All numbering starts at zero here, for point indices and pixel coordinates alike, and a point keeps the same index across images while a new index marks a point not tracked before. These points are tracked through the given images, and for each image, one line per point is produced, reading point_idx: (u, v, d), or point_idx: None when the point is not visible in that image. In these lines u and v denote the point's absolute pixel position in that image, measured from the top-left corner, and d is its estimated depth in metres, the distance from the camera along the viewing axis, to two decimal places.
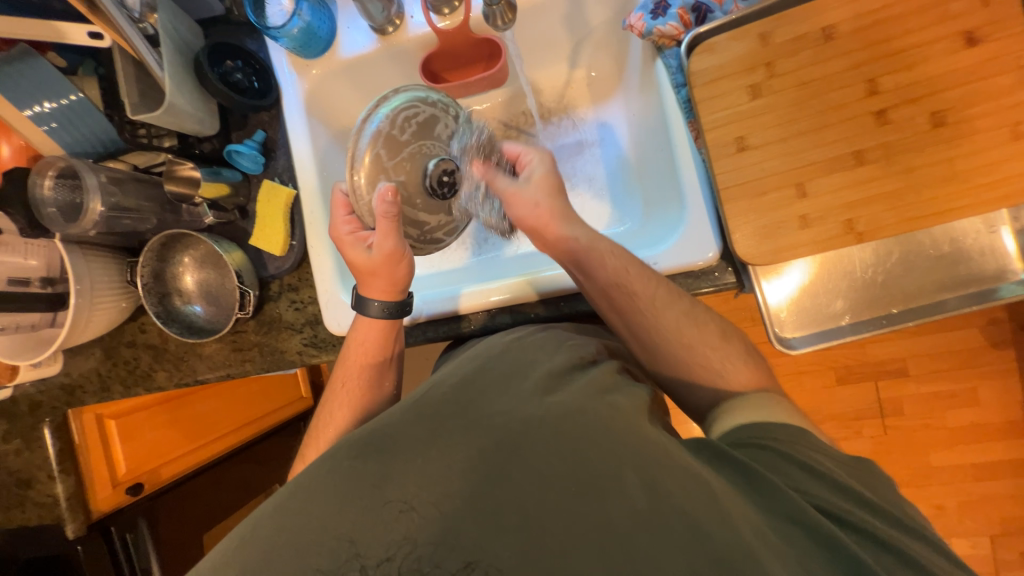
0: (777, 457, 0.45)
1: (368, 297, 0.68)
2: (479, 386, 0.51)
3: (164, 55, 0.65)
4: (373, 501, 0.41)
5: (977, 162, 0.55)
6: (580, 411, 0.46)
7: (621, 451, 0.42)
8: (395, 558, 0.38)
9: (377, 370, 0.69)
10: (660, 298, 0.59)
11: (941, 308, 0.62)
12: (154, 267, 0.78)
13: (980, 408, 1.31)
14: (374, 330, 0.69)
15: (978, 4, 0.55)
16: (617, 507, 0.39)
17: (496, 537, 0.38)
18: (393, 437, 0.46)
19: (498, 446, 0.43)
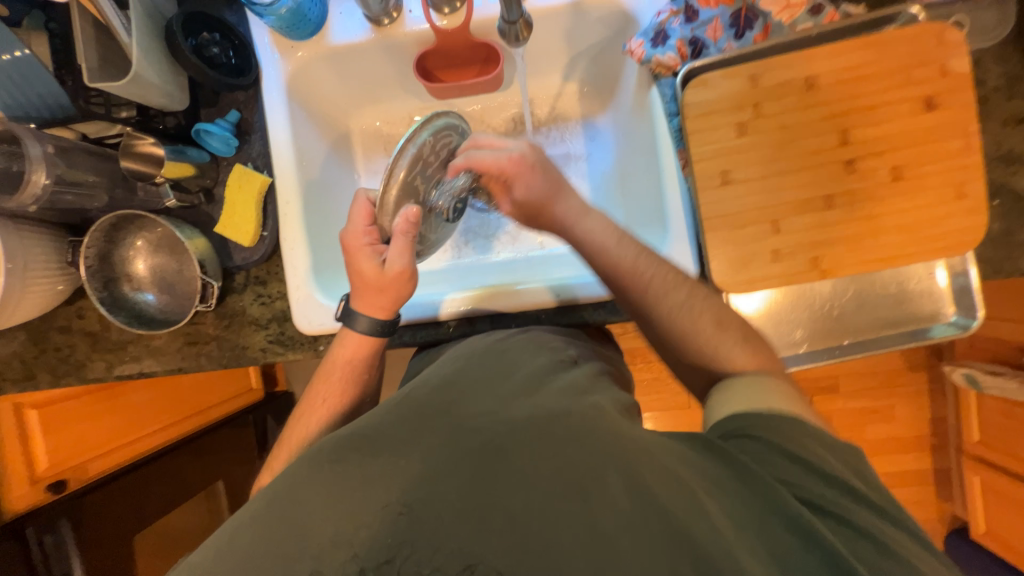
0: (766, 449, 0.45)
1: (359, 313, 0.64)
2: (466, 392, 0.51)
3: (133, 20, 0.59)
4: (360, 502, 0.40)
5: (927, 217, 0.62)
6: (564, 412, 0.47)
7: (606, 453, 0.42)
8: (396, 560, 0.37)
9: (360, 380, 0.66)
10: (669, 279, 0.59)
11: (883, 342, 0.69)
12: (100, 249, 0.70)
13: (897, 424, 1.46)
14: (357, 342, 0.65)
15: (938, 74, 0.60)
16: (603, 507, 0.40)
17: (489, 538, 0.38)
18: (372, 439, 0.45)
19: (483, 447, 0.43)
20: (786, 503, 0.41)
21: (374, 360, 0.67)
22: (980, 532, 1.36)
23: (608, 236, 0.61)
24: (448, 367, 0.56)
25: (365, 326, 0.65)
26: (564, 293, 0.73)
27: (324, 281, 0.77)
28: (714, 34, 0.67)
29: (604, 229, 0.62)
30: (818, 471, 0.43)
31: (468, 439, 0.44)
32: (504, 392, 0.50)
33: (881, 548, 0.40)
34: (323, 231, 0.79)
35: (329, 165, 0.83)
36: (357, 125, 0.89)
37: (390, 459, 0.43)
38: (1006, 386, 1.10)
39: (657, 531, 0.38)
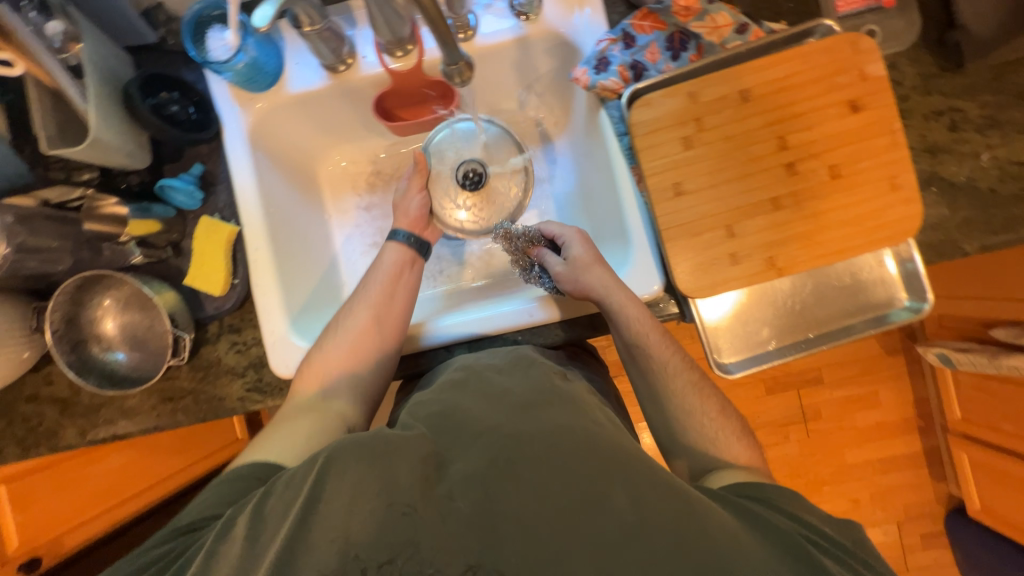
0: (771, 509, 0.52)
1: (399, 228, 0.79)
2: (478, 406, 0.54)
3: (89, 87, 0.61)
4: (378, 506, 0.44)
5: (868, 209, 0.66)
6: (571, 424, 0.50)
7: (612, 470, 0.46)
8: (397, 561, 0.42)
9: (397, 300, 0.74)
10: (674, 363, 0.67)
11: (848, 332, 0.72)
12: (66, 311, 0.69)
13: (883, 408, 1.49)
14: (398, 256, 0.77)
15: (859, 79, 0.65)
16: (609, 519, 0.43)
17: (499, 546, 0.43)
18: (391, 448, 0.48)
19: (495, 466, 0.47)
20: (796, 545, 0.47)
21: (407, 280, 0.77)
22: (977, 509, 1.37)
23: (639, 313, 0.65)
24: (463, 382, 0.59)
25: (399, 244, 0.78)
26: (537, 312, 0.74)
27: (300, 323, 0.76)
28: (653, 57, 0.71)
29: (634, 307, 0.66)
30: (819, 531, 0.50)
31: (479, 458, 0.48)
32: (513, 403, 0.53)
33: None
34: (295, 274, 0.79)
35: (298, 209, 0.84)
36: (323, 167, 0.91)
37: (405, 479, 0.46)
38: (977, 360, 1.13)
39: (658, 539, 0.42)
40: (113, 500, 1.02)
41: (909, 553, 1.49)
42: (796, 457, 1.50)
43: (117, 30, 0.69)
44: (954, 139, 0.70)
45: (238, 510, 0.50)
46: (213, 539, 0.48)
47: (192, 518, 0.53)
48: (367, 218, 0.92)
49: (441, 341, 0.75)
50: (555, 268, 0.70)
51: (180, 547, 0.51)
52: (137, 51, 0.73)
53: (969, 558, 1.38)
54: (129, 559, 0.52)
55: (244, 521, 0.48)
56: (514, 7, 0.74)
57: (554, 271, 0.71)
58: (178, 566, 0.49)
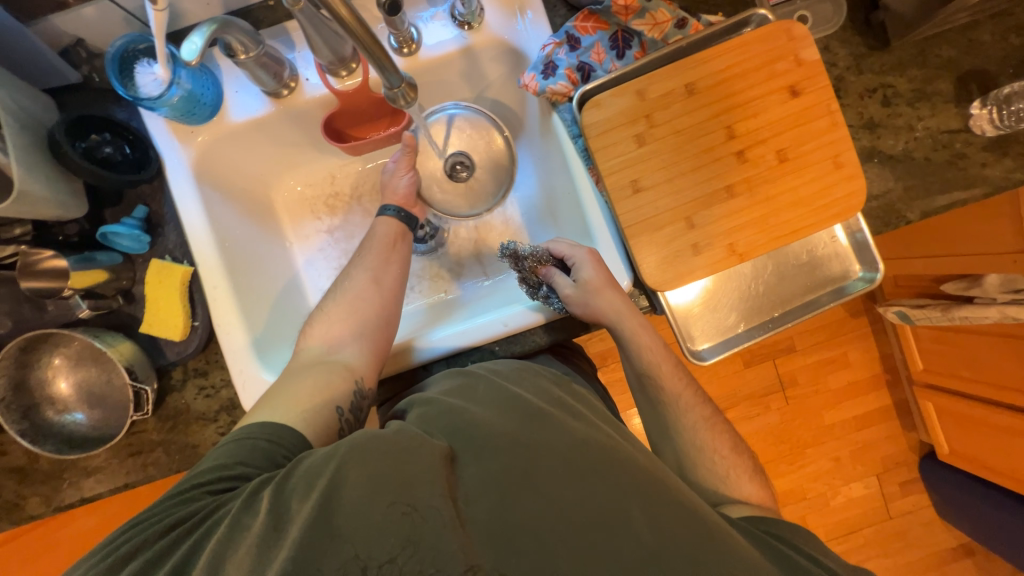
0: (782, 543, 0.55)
1: (389, 204, 0.79)
2: (503, 416, 0.53)
3: (8, 138, 0.57)
4: (394, 503, 0.43)
5: (817, 189, 0.68)
6: (591, 441, 0.51)
7: (631, 488, 0.47)
8: (397, 560, 0.41)
9: (393, 267, 0.74)
10: (680, 377, 0.70)
11: (810, 307, 0.75)
12: (12, 377, 0.65)
13: (853, 368, 1.56)
14: (391, 229, 0.77)
15: (795, 65, 0.68)
16: (626, 540, 0.43)
17: (505, 556, 0.42)
18: (412, 455, 0.46)
19: (516, 480, 0.46)
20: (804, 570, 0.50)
21: (401, 250, 0.77)
22: (947, 453, 1.46)
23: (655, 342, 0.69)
24: (487, 393, 0.57)
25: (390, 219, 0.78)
26: (512, 321, 0.74)
27: (269, 358, 0.74)
28: (599, 58, 0.71)
29: (648, 335, 0.68)
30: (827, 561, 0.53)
31: (501, 470, 0.47)
32: (536, 418, 0.53)
33: None
34: (260, 309, 0.77)
35: (255, 240, 0.81)
36: (279, 194, 0.89)
37: (423, 484, 0.44)
38: (932, 314, 1.19)
39: (671, 560, 0.43)
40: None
41: (891, 503, 1.56)
42: (778, 425, 1.55)
43: (30, 69, 0.65)
44: (889, 114, 0.74)
45: (262, 482, 0.49)
46: (239, 508, 0.47)
47: (214, 476, 0.51)
48: (329, 241, 0.90)
49: (426, 357, 0.74)
50: (564, 291, 0.68)
51: (201, 507, 0.49)
52: (59, 92, 0.69)
53: (945, 499, 1.46)
54: (142, 520, 0.49)
55: (268, 499, 0.47)
56: (456, 17, 0.73)
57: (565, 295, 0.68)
58: (200, 531, 0.47)
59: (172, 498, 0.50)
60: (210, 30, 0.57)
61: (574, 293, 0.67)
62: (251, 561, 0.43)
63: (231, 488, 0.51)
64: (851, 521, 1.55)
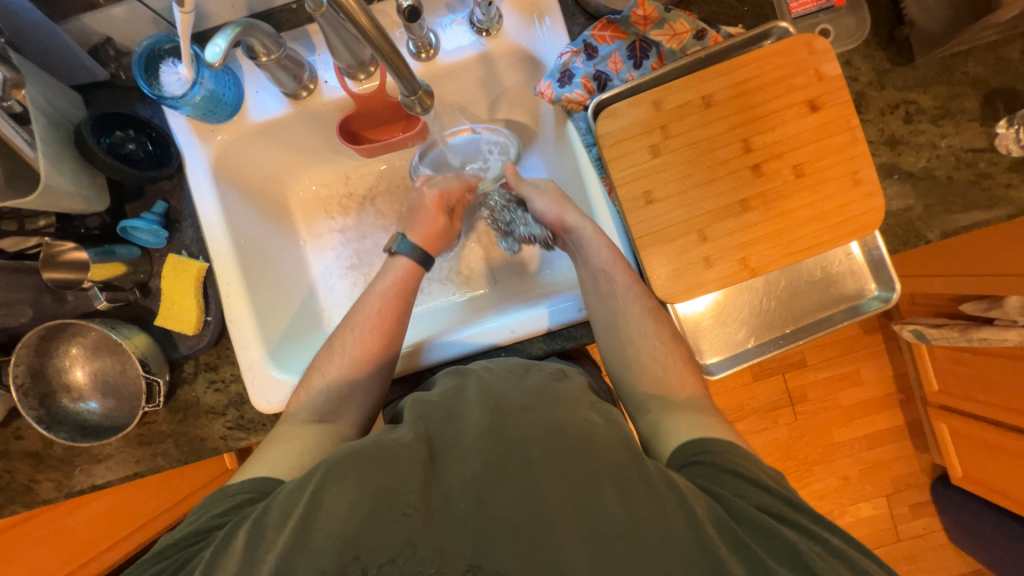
0: (718, 471, 0.52)
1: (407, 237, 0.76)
2: (476, 411, 0.55)
3: (36, 133, 0.58)
4: (381, 507, 0.46)
5: (834, 205, 0.67)
6: (563, 423, 0.52)
7: (602, 468, 0.48)
8: (396, 560, 0.43)
9: (400, 322, 0.72)
10: (688, 378, 0.66)
11: (823, 324, 0.73)
12: (31, 364, 0.67)
13: (865, 385, 1.53)
14: (404, 273, 0.75)
15: (815, 79, 0.67)
16: (601, 520, 0.45)
17: (496, 547, 0.44)
18: (389, 460, 0.49)
19: (491, 469, 0.48)
20: (760, 521, 0.47)
21: (411, 298, 0.74)
22: (959, 476, 1.42)
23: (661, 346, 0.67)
24: (463, 393, 0.59)
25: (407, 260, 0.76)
26: (520, 327, 0.73)
27: (279, 355, 0.75)
28: (616, 67, 0.72)
29: (653, 341, 0.67)
30: (776, 493, 0.50)
31: (478, 462, 0.49)
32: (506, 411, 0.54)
33: (835, 553, 0.46)
34: (272, 306, 0.78)
35: (270, 238, 0.82)
36: (294, 193, 0.90)
37: (404, 485, 0.47)
38: (949, 335, 1.16)
39: (647, 533, 0.44)
40: (122, 533, 1.04)
41: (900, 524, 1.53)
42: (786, 440, 1.53)
43: (59, 67, 0.66)
44: (910, 131, 0.72)
45: (233, 525, 0.50)
46: (212, 552, 0.48)
47: (179, 535, 0.52)
48: (342, 240, 0.91)
49: (432, 359, 0.75)
50: (532, 198, 0.76)
51: (181, 560, 0.50)
52: (87, 89, 0.71)
53: (957, 524, 1.42)
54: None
55: (242, 537, 0.48)
56: (474, 23, 0.73)
57: (531, 196, 0.77)
58: None
59: (154, 555, 0.51)
60: (234, 33, 0.58)
61: (537, 195, 0.76)
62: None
63: (208, 535, 0.51)
64: None
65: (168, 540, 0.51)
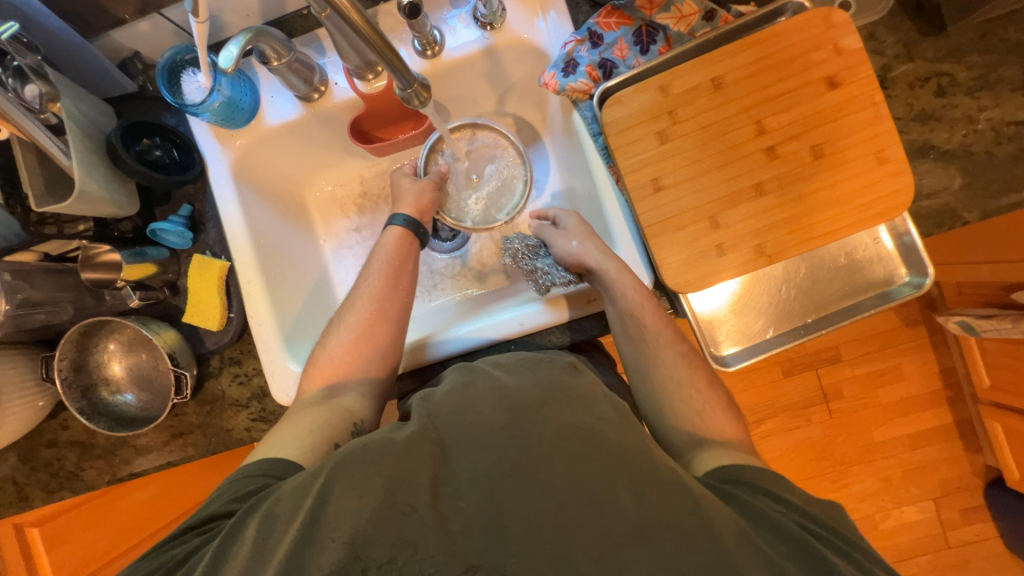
0: (749, 489, 0.52)
1: (400, 212, 0.79)
2: (479, 405, 0.55)
3: (71, 143, 0.62)
4: (389, 508, 0.46)
5: (857, 186, 0.63)
6: (572, 424, 0.51)
7: (617, 469, 0.47)
8: (396, 560, 0.44)
9: (399, 288, 0.75)
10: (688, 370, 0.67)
11: (847, 313, 0.70)
12: (74, 359, 0.72)
13: (908, 381, 1.44)
14: (396, 240, 0.78)
15: (834, 54, 0.64)
16: (613, 519, 0.44)
17: (503, 546, 0.44)
18: (398, 454, 0.50)
19: (501, 467, 0.48)
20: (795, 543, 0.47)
21: (408, 264, 0.78)
22: (1015, 479, 1.32)
23: (673, 344, 0.68)
24: (472, 388, 0.58)
25: (399, 229, 0.79)
26: (528, 320, 0.74)
27: (297, 350, 0.78)
28: (622, 54, 0.70)
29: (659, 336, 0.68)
30: (807, 514, 0.50)
31: (490, 458, 0.49)
32: (523, 409, 0.53)
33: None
34: (291, 303, 0.81)
35: (288, 237, 0.85)
36: (311, 196, 0.93)
37: (408, 483, 0.48)
38: (1001, 326, 1.07)
39: (661, 537, 0.43)
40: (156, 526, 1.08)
41: (949, 530, 1.43)
42: (820, 439, 1.46)
43: (92, 81, 0.71)
44: (943, 104, 0.67)
45: (245, 513, 0.52)
46: (224, 539, 0.50)
47: (201, 518, 0.54)
48: (358, 238, 0.93)
49: (451, 352, 0.75)
50: (554, 240, 0.77)
51: (191, 547, 0.52)
52: (119, 101, 0.75)
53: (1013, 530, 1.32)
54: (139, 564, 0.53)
55: (254, 527, 0.50)
56: (478, 18, 0.74)
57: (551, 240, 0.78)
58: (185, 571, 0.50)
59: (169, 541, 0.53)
60: (245, 39, 0.61)
61: (559, 235, 0.77)
62: (249, 565, 0.47)
63: (220, 523, 0.54)
64: (902, 547, 1.44)
65: (186, 524, 0.54)
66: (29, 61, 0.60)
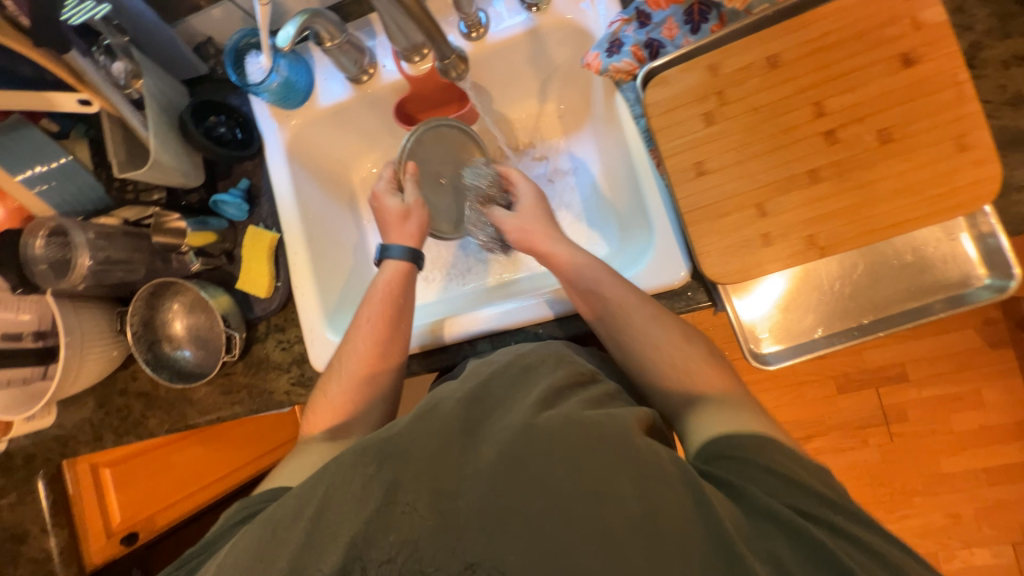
0: (756, 464, 0.48)
1: (393, 244, 0.76)
2: (480, 393, 0.50)
3: (149, 116, 0.69)
4: (386, 502, 0.43)
5: (929, 174, 0.57)
6: (577, 417, 0.46)
7: (619, 459, 0.43)
8: (396, 560, 0.42)
9: (396, 329, 0.72)
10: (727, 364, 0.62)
11: (912, 317, 0.64)
12: (143, 315, 0.80)
13: (987, 409, 1.29)
14: (397, 275, 0.75)
15: (910, 29, 0.58)
16: (613, 511, 0.41)
17: (500, 537, 0.41)
18: (395, 454, 0.45)
19: (502, 464, 0.44)
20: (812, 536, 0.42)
21: (406, 302, 0.74)
22: None
23: (703, 341, 0.62)
24: (466, 381, 0.53)
25: (399, 263, 0.75)
26: (557, 302, 0.74)
27: (335, 320, 0.82)
28: (670, 33, 0.68)
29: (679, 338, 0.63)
30: (829, 498, 0.46)
31: (492, 453, 0.44)
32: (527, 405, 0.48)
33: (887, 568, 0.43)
34: (332, 276, 0.85)
35: (333, 214, 0.89)
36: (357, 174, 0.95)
37: (406, 480, 0.44)
38: None
39: (666, 535, 0.41)
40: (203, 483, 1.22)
41: None
42: (877, 464, 1.33)
43: (171, 64, 0.78)
44: None
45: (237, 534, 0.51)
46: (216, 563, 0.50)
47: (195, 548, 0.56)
48: None
49: (479, 330, 0.76)
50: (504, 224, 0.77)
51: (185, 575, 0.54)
52: (194, 83, 0.82)
53: None
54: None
55: (250, 540, 0.47)
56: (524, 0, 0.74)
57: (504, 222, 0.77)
58: None
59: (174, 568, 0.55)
60: (301, 20, 0.64)
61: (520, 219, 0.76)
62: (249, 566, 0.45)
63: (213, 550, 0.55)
64: None
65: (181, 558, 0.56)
66: (119, 41, 0.67)
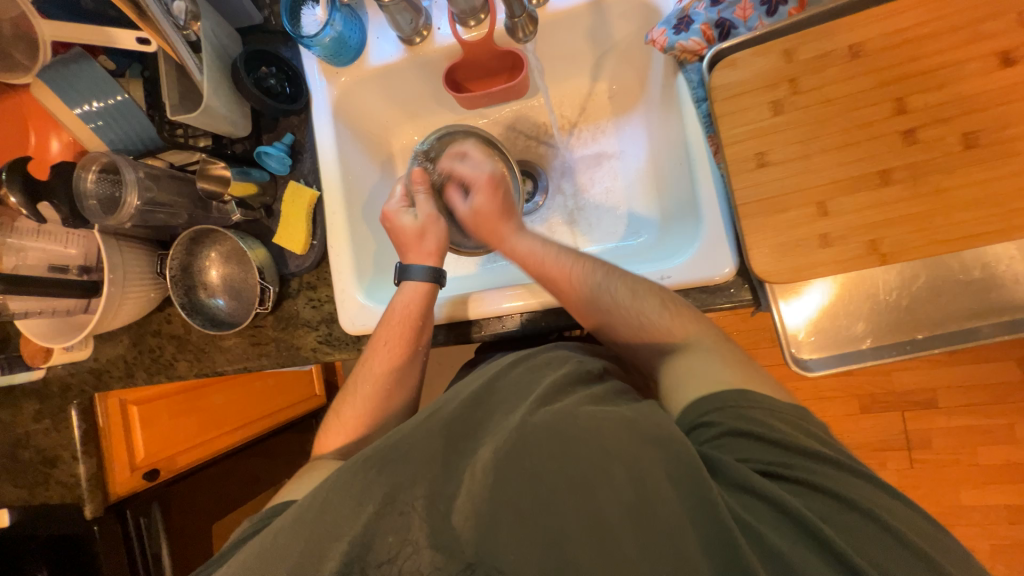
0: (748, 441, 0.47)
1: (413, 264, 0.74)
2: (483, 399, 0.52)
3: (204, 61, 0.69)
4: (387, 506, 0.44)
5: (1013, 186, 0.53)
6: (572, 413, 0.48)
7: (609, 449, 0.44)
8: (396, 560, 0.42)
9: (408, 354, 0.71)
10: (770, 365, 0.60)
11: (971, 337, 0.60)
12: (182, 260, 0.81)
13: (1020, 446, 1.23)
14: (416, 296, 0.73)
15: (1015, 24, 0.53)
16: (604, 496, 0.42)
17: (494, 532, 0.42)
18: (399, 456, 0.47)
19: (498, 463, 0.45)
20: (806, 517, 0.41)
21: (422, 326, 0.72)
22: None
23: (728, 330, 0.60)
24: (463, 388, 0.56)
25: (416, 283, 0.74)
26: None
27: (367, 284, 0.82)
28: (744, 14, 0.64)
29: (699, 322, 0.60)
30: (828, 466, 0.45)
31: (489, 455, 0.46)
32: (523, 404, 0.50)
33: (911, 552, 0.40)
34: (366, 240, 0.84)
35: (371, 177, 0.88)
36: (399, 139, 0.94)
37: (408, 485, 0.45)
38: None
39: (659, 529, 0.41)
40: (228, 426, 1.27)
41: None
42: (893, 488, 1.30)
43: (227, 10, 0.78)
44: None
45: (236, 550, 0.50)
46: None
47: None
48: None
49: (495, 311, 0.73)
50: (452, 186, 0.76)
51: None
52: (247, 32, 0.82)
53: None
54: None
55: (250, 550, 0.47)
56: None
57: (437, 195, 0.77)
58: None
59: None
60: None
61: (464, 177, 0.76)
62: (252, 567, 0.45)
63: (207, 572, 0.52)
64: None
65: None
66: None
